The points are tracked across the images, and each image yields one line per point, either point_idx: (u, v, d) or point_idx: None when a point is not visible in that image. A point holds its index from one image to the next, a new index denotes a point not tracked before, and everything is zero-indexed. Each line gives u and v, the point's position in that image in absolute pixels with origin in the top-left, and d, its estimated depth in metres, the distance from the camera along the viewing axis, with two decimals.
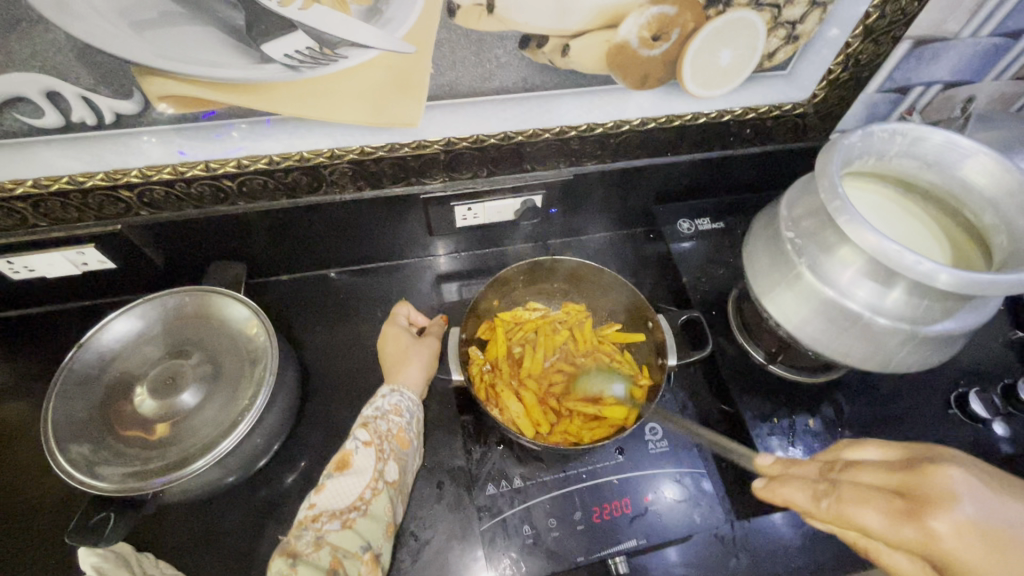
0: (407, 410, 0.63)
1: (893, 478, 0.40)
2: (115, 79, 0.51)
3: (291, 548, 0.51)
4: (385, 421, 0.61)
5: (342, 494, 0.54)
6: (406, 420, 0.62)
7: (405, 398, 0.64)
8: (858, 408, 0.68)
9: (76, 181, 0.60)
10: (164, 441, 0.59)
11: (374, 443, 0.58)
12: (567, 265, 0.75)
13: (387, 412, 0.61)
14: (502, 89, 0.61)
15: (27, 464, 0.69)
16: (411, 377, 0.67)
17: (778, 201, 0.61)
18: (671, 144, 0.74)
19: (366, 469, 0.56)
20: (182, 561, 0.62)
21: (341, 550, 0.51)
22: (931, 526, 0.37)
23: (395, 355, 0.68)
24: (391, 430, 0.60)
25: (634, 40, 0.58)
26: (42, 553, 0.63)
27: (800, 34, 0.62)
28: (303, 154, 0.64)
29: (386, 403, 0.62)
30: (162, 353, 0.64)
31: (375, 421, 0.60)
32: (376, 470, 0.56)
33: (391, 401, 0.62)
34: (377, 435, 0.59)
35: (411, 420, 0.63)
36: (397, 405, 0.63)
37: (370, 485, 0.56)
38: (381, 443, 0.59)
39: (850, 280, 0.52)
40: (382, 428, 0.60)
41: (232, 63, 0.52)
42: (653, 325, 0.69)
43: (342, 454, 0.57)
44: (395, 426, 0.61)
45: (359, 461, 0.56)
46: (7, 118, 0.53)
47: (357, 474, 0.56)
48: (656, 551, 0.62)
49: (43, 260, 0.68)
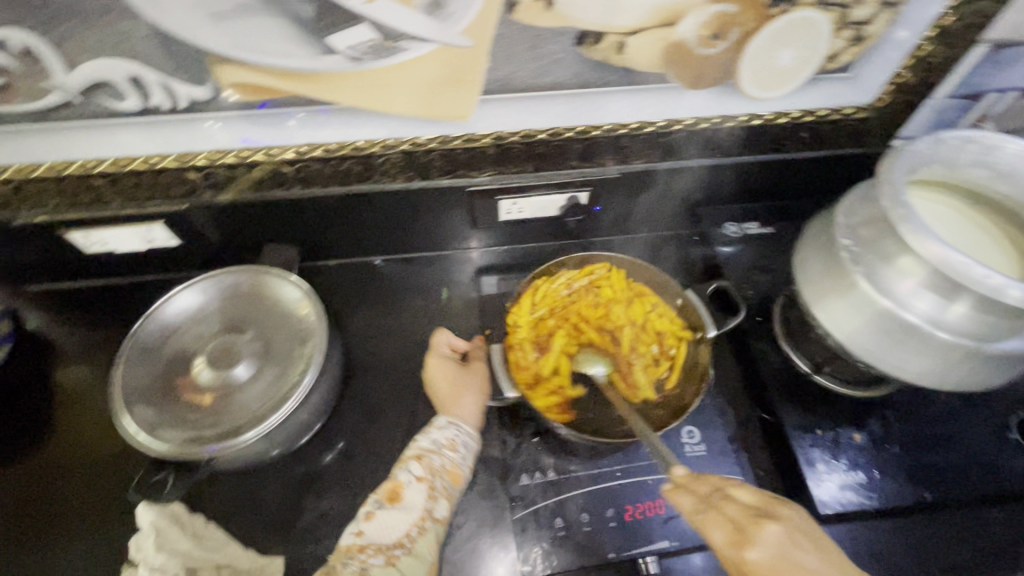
0: (463, 444, 0.64)
1: (744, 513, 0.47)
2: (192, 66, 0.54)
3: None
4: (439, 456, 0.62)
5: (389, 529, 0.57)
6: (460, 457, 0.63)
7: (461, 431, 0.65)
8: (908, 424, 0.65)
9: (151, 161, 0.65)
10: (217, 411, 0.62)
11: (426, 479, 0.60)
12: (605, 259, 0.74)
13: (442, 446, 0.63)
14: (556, 85, 0.62)
15: (92, 425, 0.74)
16: (467, 410, 0.67)
17: (834, 206, 0.59)
18: (723, 145, 0.73)
19: (415, 506, 0.58)
20: (226, 526, 0.66)
21: None
22: (747, 554, 0.45)
23: (447, 389, 0.69)
24: (444, 466, 0.62)
25: (692, 39, 0.58)
26: (103, 510, 0.68)
27: (867, 36, 0.60)
28: (358, 144, 0.66)
29: (441, 436, 0.64)
30: (220, 328, 0.67)
31: (430, 456, 0.62)
32: (425, 508, 0.58)
33: (447, 435, 0.64)
34: (430, 471, 0.61)
35: (466, 454, 0.64)
36: (453, 440, 0.63)
37: (417, 522, 0.57)
38: (433, 479, 0.60)
39: (909, 291, 0.50)
40: (435, 463, 0.62)
41: (297, 53, 0.54)
42: (683, 304, 0.71)
43: (393, 488, 0.59)
44: (449, 462, 0.62)
45: (409, 496, 0.59)
46: (93, 101, 0.57)
47: (406, 510, 0.58)
48: (681, 554, 0.60)
49: (114, 235, 0.73)
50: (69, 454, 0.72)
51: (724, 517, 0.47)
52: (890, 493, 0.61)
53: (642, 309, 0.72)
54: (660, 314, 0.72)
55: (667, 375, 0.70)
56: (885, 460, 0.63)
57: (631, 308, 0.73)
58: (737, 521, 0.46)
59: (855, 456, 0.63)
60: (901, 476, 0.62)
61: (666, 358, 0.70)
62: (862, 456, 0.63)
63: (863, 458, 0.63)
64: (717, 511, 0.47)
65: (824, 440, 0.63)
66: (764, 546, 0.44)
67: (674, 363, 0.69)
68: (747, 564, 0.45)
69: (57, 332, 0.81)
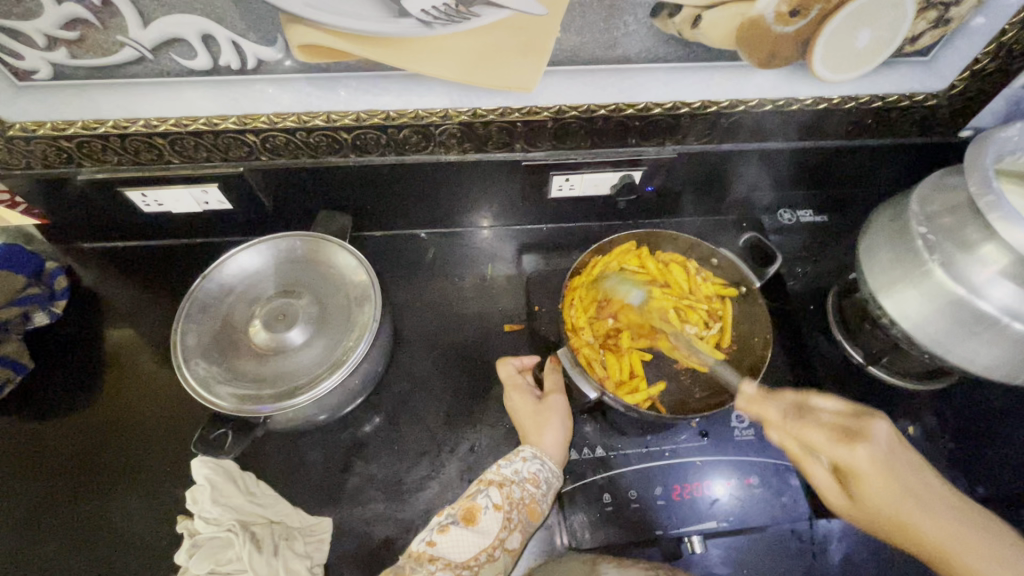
0: (545, 480, 0.59)
1: (843, 417, 0.54)
2: (264, 25, 0.54)
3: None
4: (520, 488, 0.57)
5: (460, 548, 0.53)
6: (542, 493, 0.58)
7: (545, 467, 0.59)
8: (963, 420, 0.64)
9: (212, 122, 0.65)
10: (272, 371, 0.63)
11: (504, 508, 0.55)
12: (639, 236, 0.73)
13: (525, 479, 0.58)
14: (624, 58, 0.60)
15: (145, 380, 0.76)
16: (551, 443, 0.62)
17: (906, 195, 0.58)
18: (784, 130, 0.72)
19: (489, 533, 0.54)
20: (276, 484, 0.67)
21: None
22: (856, 450, 0.51)
23: (528, 420, 0.63)
24: (523, 499, 0.56)
25: (770, 15, 0.56)
26: (157, 462, 0.70)
27: (952, 18, 0.58)
28: (417, 113, 0.66)
29: (525, 467, 0.58)
30: (275, 291, 0.68)
31: (511, 485, 0.57)
32: (498, 538, 0.54)
33: (531, 469, 0.58)
34: (509, 501, 0.56)
35: (547, 491, 0.58)
36: (536, 474, 0.58)
37: (487, 550, 0.53)
38: (510, 510, 0.55)
39: (989, 280, 0.49)
40: (515, 494, 0.56)
41: (371, 15, 0.53)
42: (717, 262, 0.73)
43: (472, 507, 0.55)
44: (529, 496, 0.57)
45: (484, 521, 0.54)
46: (164, 58, 0.57)
47: (479, 534, 0.54)
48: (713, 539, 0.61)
49: (171, 196, 0.74)
50: (123, 407, 0.74)
51: (831, 425, 0.53)
52: None
53: (677, 282, 0.72)
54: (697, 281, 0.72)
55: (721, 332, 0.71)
56: (938, 453, 0.62)
57: (667, 286, 0.72)
58: (835, 424, 0.53)
59: None
60: (954, 470, 0.62)
61: (716, 318, 0.71)
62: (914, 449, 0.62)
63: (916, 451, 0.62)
64: (833, 424, 0.53)
65: None
66: (866, 444, 0.51)
67: (722, 322, 0.71)
68: (847, 459, 0.51)
69: (109, 289, 0.83)
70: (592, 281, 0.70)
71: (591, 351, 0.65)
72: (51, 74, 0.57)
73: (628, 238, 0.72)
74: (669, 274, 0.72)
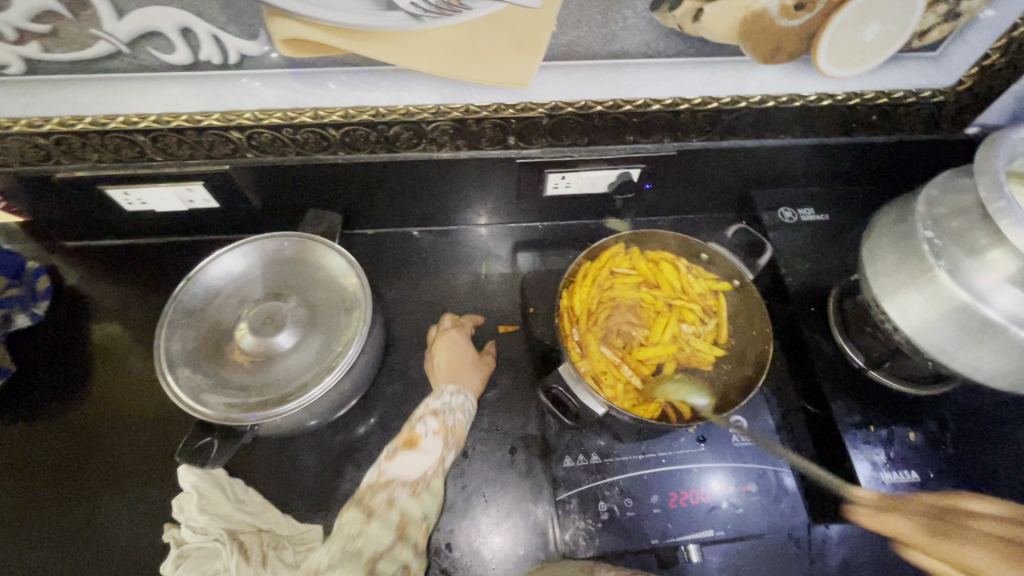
0: (468, 411, 0.66)
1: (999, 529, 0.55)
2: (245, 18, 0.51)
3: (366, 503, 0.53)
4: (451, 415, 0.63)
5: (410, 467, 0.56)
6: (468, 421, 0.64)
7: (467, 401, 0.66)
8: (965, 426, 0.63)
9: (194, 119, 0.62)
10: (260, 377, 0.61)
11: (442, 432, 0.61)
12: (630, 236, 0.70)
13: (453, 407, 0.64)
14: (623, 53, 0.58)
15: (131, 382, 0.74)
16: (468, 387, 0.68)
17: (912, 197, 0.57)
18: (786, 126, 0.70)
19: (434, 451, 0.59)
20: (265, 490, 0.66)
21: (408, 515, 0.53)
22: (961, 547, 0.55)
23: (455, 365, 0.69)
24: (454, 425, 0.62)
25: (774, 8, 0.54)
26: (143, 466, 0.69)
27: (962, 12, 0.56)
28: (408, 109, 0.63)
29: (451, 400, 0.64)
30: (262, 294, 0.66)
31: (443, 414, 0.62)
32: (441, 456, 0.59)
33: (458, 400, 0.65)
34: (445, 426, 0.61)
35: (470, 421, 0.65)
36: (462, 405, 0.65)
37: (435, 466, 0.58)
38: (447, 433, 0.61)
39: (998, 288, 0.47)
40: (448, 421, 0.62)
41: (357, 8, 0.51)
42: (705, 257, 0.71)
43: (411, 436, 0.59)
44: (459, 422, 0.63)
45: (427, 443, 0.59)
46: (142, 52, 0.54)
47: (425, 453, 0.58)
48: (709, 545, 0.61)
49: (155, 194, 0.72)
50: (108, 411, 0.72)
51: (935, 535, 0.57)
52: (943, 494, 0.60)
53: (668, 281, 0.71)
54: (688, 279, 0.71)
55: (718, 330, 0.70)
56: (938, 460, 0.61)
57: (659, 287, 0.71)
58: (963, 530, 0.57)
59: (908, 455, 0.61)
60: (955, 477, 0.61)
61: (711, 315, 0.70)
62: (915, 455, 0.61)
63: (917, 458, 0.61)
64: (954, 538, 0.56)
65: (877, 435, 0.62)
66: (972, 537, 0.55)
67: (717, 318, 0.70)
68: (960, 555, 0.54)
69: (94, 288, 0.81)
70: (587, 290, 0.68)
71: (597, 370, 0.63)
72: (24, 69, 0.55)
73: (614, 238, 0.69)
74: (659, 274, 0.71)
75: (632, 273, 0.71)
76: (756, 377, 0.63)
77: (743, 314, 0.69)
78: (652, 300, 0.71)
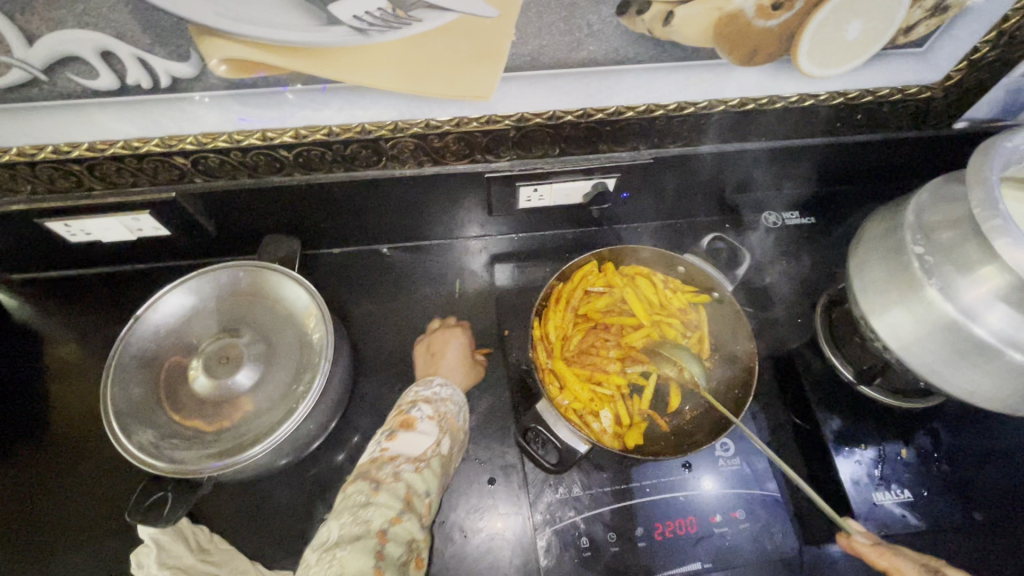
0: (460, 403, 0.62)
1: None
2: (172, 39, 0.46)
3: (372, 475, 0.51)
4: (444, 404, 0.59)
5: (411, 446, 0.54)
6: (462, 411, 0.61)
7: (457, 392, 0.62)
8: (957, 438, 0.61)
9: (131, 145, 0.57)
10: (220, 423, 0.58)
11: (436, 419, 0.57)
12: (604, 254, 0.67)
13: (443, 397, 0.60)
14: (590, 60, 0.54)
15: (85, 425, 0.70)
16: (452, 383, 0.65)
17: (901, 206, 0.53)
18: (768, 128, 0.66)
19: (431, 433, 0.56)
20: (233, 536, 0.63)
21: (413, 491, 0.51)
22: None
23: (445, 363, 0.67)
24: (448, 413, 0.59)
25: (750, 9, 0.50)
26: (103, 515, 0.65)
27: (951, 5, 0.52)
28: (364, 126, 0.59)
29: (441, 391, 0.61)
30: (217, 331, 0.62)
31: (436, 402, 0.59)
32: (438, 439, 0.56)
33: (447, 391, 0.61)
34: (438, 413, 0.58)
35: (463, 411, 0.61)
36: (452, 395, 0.61)
37: (434, 447, 0.55)
38: (441, 420, 0.58)
39: (992, 307, 0.45)
40: (442, 410, 0.59)
41: (296, 24, 0.46)
42: (683, 269, 0.67)
43: (407, 418, 0.57)
44: (452, 411, 0.59)
45: (423, 426, 0.56)
46: (61, 79, 0.49)
47: (423, 434, 0.55)
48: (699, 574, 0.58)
49: (99, 224, 0.67)
50: (63, 457, 0.68)
51: None
52: (936, 513, 0.58)
53: (646, 298, 0.68)
54: (665, 294, 0.68)
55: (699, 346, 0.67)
56: (932, 476, 0.59)
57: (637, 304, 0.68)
58: None
59: (901, 472, 0.59)
60: (949, 494, 0.59)
61: (691, 329, 0.68)
62: (908, 472, 0.59)
63: (910, 475, 0.59)
64: None
65: (869, 455, 0.59)
66: None
67: (698, 331, 0.68)
68: None
69: (44, 324, 0.76)
70: (560, 317, 0.65)
71: (580, 403, 0.62)
72: None
73: (587, 259, 0.66)
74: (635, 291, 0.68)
75: (607, 293, 0.68)
76: (746, 392, 0.61)
77: (726, 326, 0.66)
78: (628, 320, 0.68)
